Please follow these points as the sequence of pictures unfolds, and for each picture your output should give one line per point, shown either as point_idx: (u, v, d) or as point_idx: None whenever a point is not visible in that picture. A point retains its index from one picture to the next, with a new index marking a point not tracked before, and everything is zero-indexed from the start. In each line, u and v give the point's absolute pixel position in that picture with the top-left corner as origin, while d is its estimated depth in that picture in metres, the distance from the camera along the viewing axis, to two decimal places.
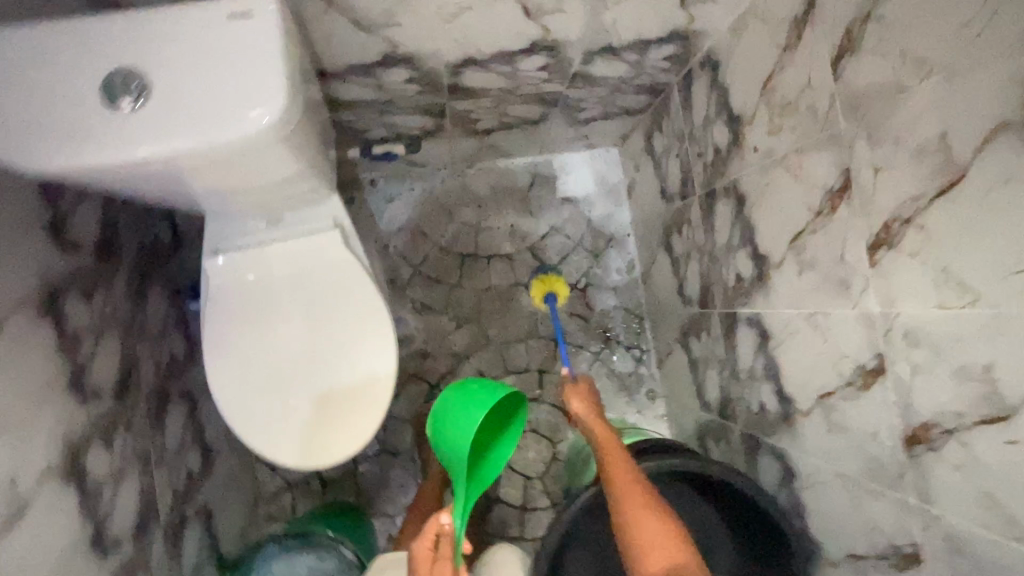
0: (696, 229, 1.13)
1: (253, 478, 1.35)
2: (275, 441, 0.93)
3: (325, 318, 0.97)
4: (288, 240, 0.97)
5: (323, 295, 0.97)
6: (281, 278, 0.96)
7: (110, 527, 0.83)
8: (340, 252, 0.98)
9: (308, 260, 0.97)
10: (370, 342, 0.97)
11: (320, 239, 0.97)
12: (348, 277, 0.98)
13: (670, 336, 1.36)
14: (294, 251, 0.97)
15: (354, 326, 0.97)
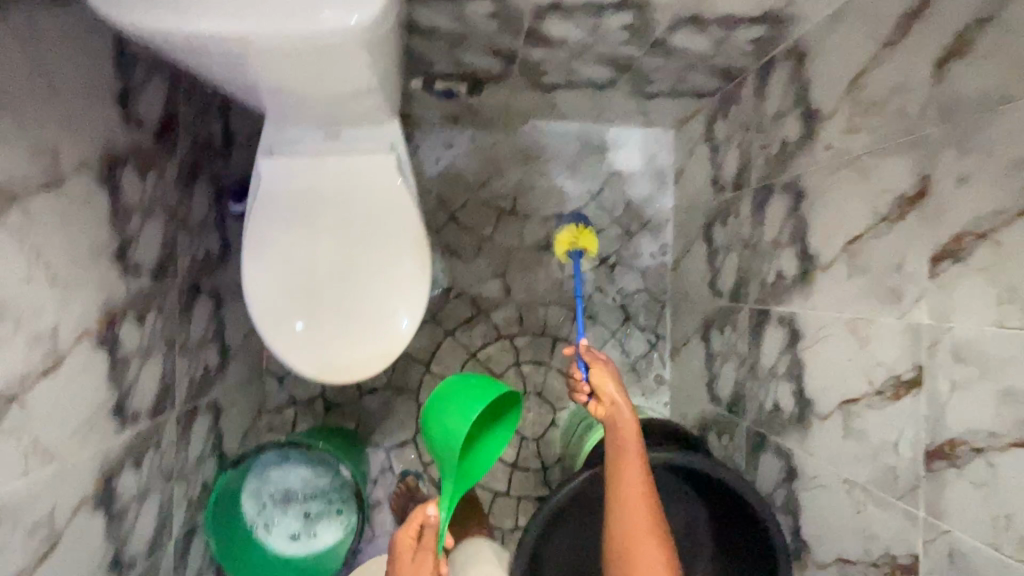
0: (743, 222, 1.12)
1: (261, 388, 1.38)
2: (296, 347, 0.95)
3: (368, 246, 0.98)
4: (350, 161, 0.98)
5: (371, 223, 0.98)
6: (335, 197, 0.98)
7: (132, 400, 0.86)
8: (398, 188, 0.99)
9: (364, 185, 0.98)
10: (406, 279, 0.98)
11: (381, 170, 0.99)
12: (399, 214, 0.99)
13: (691, 326, 1.36)
14: (354, 174, 0.98)
15: (392, 253, 0.98)
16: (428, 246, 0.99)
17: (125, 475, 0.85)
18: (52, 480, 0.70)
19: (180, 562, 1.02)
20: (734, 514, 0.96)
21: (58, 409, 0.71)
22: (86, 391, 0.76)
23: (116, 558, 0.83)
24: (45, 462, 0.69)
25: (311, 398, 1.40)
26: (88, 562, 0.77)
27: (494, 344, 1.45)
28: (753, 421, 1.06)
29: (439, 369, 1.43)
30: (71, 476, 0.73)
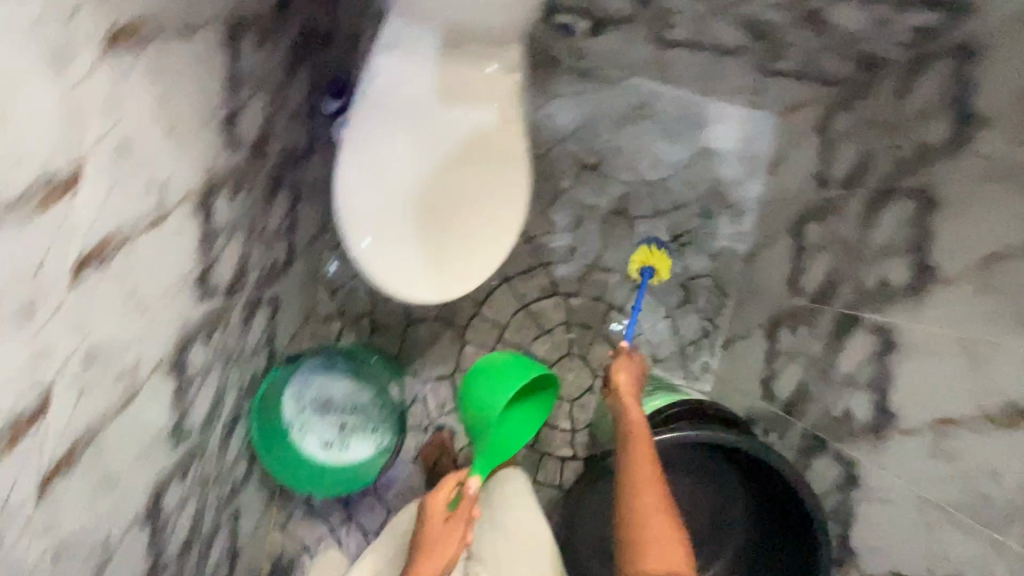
0: (846, 223, 1.06)
1: (312, 295, 1.37)
2: (384, 259, 0.93)
3: (469, 183, 0.96)
4: (481, 92, 0.95)
5: (480, 162, 0.96)
6: (455, 121, 0.95)
7: (214, 275, 0.85)
8: (517, 140, 0.97)
9: (486, 121, 0.96)
10: (495, 229, 0.96)
11: (508, 116, 0.96)
12: (510, 165, 0.97)
13: (755, 321, 1.33)
14: (480, 106, 0.95)
15: (494, 182, 0.96)
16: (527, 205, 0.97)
17: (196, 348, 0.85)
18: (140, 334, 0.70)
19: (224, 444, 1.04)
20: (772, 512, 1.00)
21: (157, 265, 0.70)
22: (181, 254, 0.75)
23: (178, 425, 0.84)
24: (138, 315, 0.68)
25: (359, 315, 1.40)
26: (156, 422, 0.78)
27: (549, 300, 1.43)
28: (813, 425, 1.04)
29: (489, 312, 1.42)
30: (155, 335, 0.73)
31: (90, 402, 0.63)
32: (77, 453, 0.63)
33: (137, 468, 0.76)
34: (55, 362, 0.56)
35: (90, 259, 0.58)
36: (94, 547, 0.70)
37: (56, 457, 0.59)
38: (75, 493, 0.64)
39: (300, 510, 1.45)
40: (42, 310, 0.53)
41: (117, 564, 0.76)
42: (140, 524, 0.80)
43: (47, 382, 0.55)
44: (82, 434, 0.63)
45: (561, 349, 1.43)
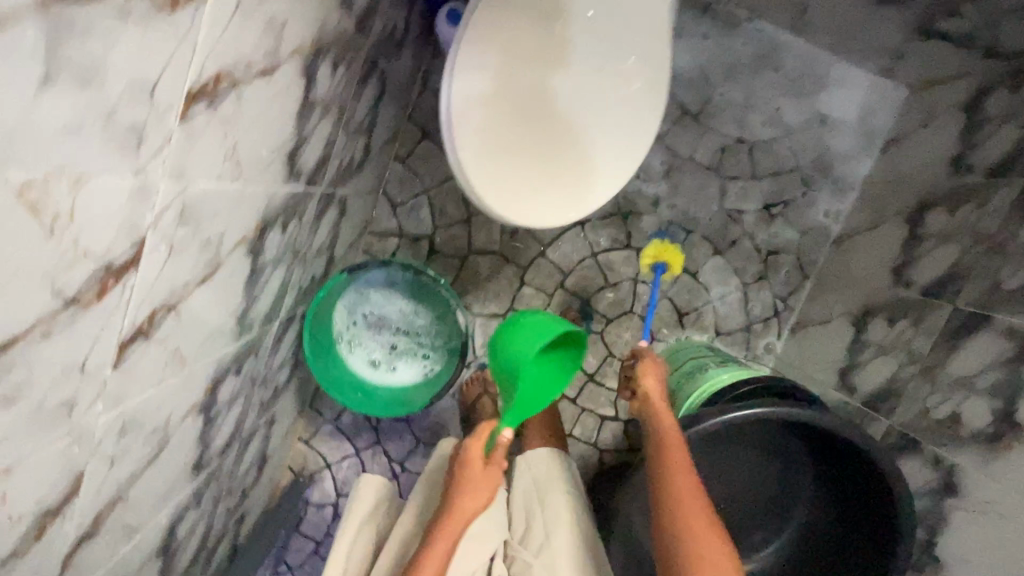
0: (988, 214, 0.95)
1: (373, 206, 1.28)
2: (489, 176, 0.87)
3: (582, 131, 0.90)
4: (641, 44, 0.88)
5: (606, 114, 0.90)
6: (602, 58, 0.88)
7: (303, 155, 0.76)
8: (651, 113, 0.91)
9: (631, 76, 0.89)
10: (590, 185, 0.92)
11: (654, 87, 0.91)
12: (632, 134, 0.91)
13: (840, 308, 1.24)
14: (635, 57, 0.89)
15: (618, 116, 0.91)
16: (630, 181, 0.93)
17: (274, 233, 0.76)
18: (232, 201, 0.60)
19: (276, 345, 0.97)
20: (845, 505, 0.94)
21: (259, 124, 0.60)
22: (281, 118, 0.64)
23: (244, 313, 0.77)
24: (234, 177, 0.58)
25: (418, 237, 1.31)
26: (227, 305, 0.70)
27: (620, 253, 1.34)
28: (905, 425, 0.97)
29: (555, 255, 1.33)
30: (245, 206, 0.64)
31: (177, 265, 0.54)
32: (156, 321, 0.54)
33: (204, 351, 0.68)
34: (153, 208, 0.47)
35: (203, 92, 0.48)
36: (156, 429, 0.63)
37: (138, 320, 0.51)
38: (148, 366, 0.56)
39: (328, 427, 1.42)
40: (150, 136, 0.43)
41: (171, 450, 0.70)
42: (196, 412, 0.73)
43: (143, 228, 0.46)
44: (164, 300, 0.54)
45: (622, 306, 1.36)
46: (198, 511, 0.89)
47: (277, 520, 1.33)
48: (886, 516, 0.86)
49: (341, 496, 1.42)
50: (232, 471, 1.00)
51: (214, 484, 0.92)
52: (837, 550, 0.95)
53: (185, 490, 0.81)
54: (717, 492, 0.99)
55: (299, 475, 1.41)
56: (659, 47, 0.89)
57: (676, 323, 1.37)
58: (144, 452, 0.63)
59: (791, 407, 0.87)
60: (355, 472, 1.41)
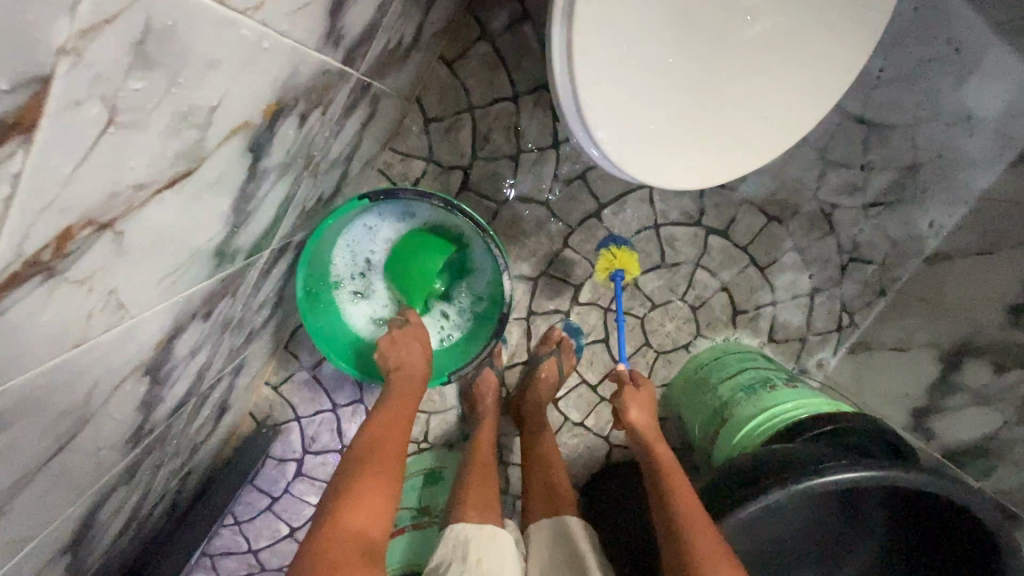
0: None
1: (401, 115, 1.01)
2: (596, 73, 0.61)
3: (726, 90, 0.65)
4: (844, 9, 0.65)
5: (767, 78, 0.66)
6: (795, 8, 0.64)
7: (348, 13, 0.49)
8: (815, 106, 0.68)
9: (817, 45, 0.66)
10: (701, 161, 0.67)
11: (834, 76, 0.67)
12: (778, 123, 0.68)
13: (920, 335, 1.07)
14: (831, 21, 0.65)
15: (785, 79, 0.66)
16: (759, 166, 0.69)
17: (289, 127, 0.50)
18: (238, 55, 0.34)
19: (261, 281, 0.72)
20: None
21: None
22: None
23: (227, 237, 0.51)
24: (247, 9, 0.32)
25: (451, 167, 1.05)
26: (203, 226, 0.44)
27: (687, 230, 1.14)
28: (1009, 489, 0.87)
29: (611, 219, 1.11)
30: (258, 68, 0.37)
31: (121, 153, 0.28)
32: (74, 248, 0.29)
33: (161, 294, 0.43)
34: (73, 16, 0.21)
35: None
36: (69, 408, 0.39)
37: (33, 245, 0.25)
38: (54, 323, 0.31)
39: (302, 374, 1.19)
40: None
41: (95, 431, 0.46)
42: (140, 374, 0.49)
43: (47, 55, 0.20)
44: (94, 211, 0.29)
45: (673, 291, 1.16)
46: (130, 486, 0.66)
47: (228, 473, 1.11)
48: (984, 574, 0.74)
49: (307, 453, 1.21)
50: (181, 431, 0.76)
51: (156, 450, 0.69)
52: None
53: (113, 469, 0.57)
54: (782, 548, 0.80)
55: (262, 425, 1.19)
56: (863, 29, 0.66)
57: (729, 321, 1.18)
58: (46, 444, 0.38)
59: (918, 476, 0.68)
60: (328, 429, 1.20)
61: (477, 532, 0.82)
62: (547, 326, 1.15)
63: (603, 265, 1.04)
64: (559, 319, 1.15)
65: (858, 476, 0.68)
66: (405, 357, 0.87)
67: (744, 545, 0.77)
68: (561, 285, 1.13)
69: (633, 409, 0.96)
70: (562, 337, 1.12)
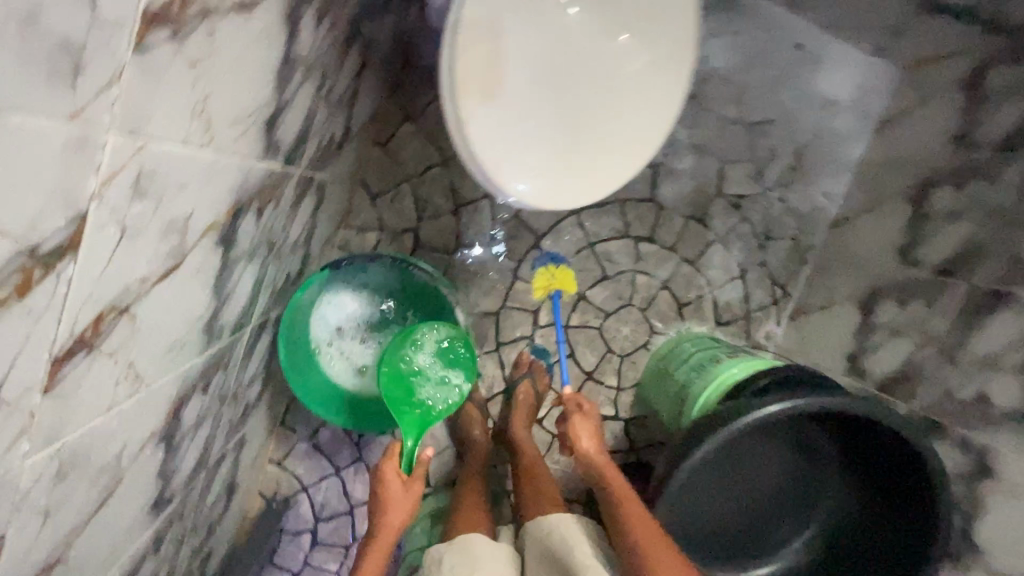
0: (998, 189, 0.94)
1: (349, 196, 1.16)
2: (483, 133, 0.76)
3: (588, 124, 0.81)
4: (662, 42, 0.82)
5: (619, 108, 0.82)
6: (624, 50, 0.81)
7: (281, 126, 0.63)
8: (663, 120, 0.84)
9: (651, 75, 0.82)
10: (588, 179, 0.83)
11: (670, 95, 0.84)
12: (638, 139, 0.84)
13: (842, 293, 1.21)
14: (657, 56, 0.82)
15: (631, 106, 0.82)
16: (634, 175, 0.84)
17: (248, 220, 0.63)
18: (201, 176, 0.47)
19: (247, 356, 0.83)
20: (873, 492, 0.90)
21: (233, 76, 0.47)
22: (256, 73, 0.51)
23: (213, 317, 0.63)
24: (202, 142, 0.46)
25: (402, 230, 1.19)
26: (193, 310, 0.56)
27: (619, 242, 1.28)
28: None
29: (552, 247, 1.25)
30: (216, 181, 0.51)
31: (131, 254, 0.41)
32: (103, 329, 0.40)
33: (166, 367, 0.54)
34: (98, 172, 0.34)
35: (166, 17, 0.36)
36: (106, 467, 0.49)
37: (79, 325, 0.37)
38: (93, 388, 0.42)
39: (302, 445, 1.26)
40: (90, 60, 0.30)
41: (125, 494, 0.56)
42: (158, 441, 0.59)
43: (83, 199, 0.33)
44: (115, 299, 0.41)
45: (621, 297, 1.29)
46: (157, 559, 0.74)
47: (247, 554, 1.16)
48: (911, 481, 0.84)
49: (318, 521, 1.26)
50: (197, 507, 0.84)
51: (176, 524, 0.77)
52: (867, 544, 0.89)
53: (141, 538, 0.66)
54: (744, 490, 0.93)
55: (272, 501, 1.26)
56: (681, 55, 0.83)
57: (676, 314, 1.31)
58: (89, 499, 0.48)
59: (829, 398, 0.80)
60: (334, 493, 1.27)
61: (449, 549, 0.93)
62: (516, 353, 1.26)
63: (543, 283, 1.18)
64: (527, 345, 1.26)
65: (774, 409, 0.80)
66: (389, 490, 0.87)
67: (696, 503, 0.89)
68: (520, 313, 1.25)
69: (585, 440, 1.00)
70: (530, 360, 1.24)
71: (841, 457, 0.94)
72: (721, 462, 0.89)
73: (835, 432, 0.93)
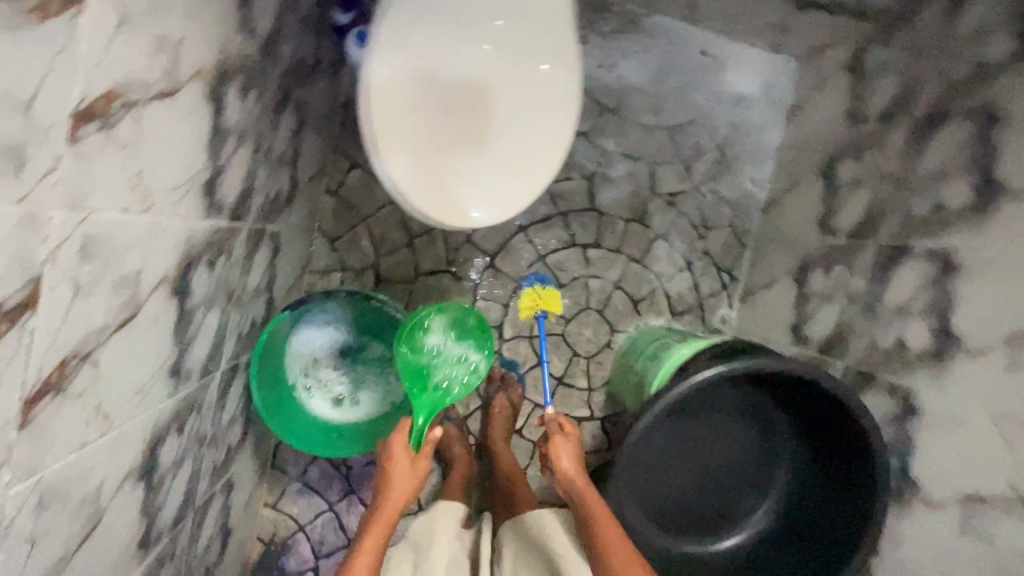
0: (890, 154, 1.03)
1: (309, 243, 1.25)
2: (401, 165, 0.83)
3: (495, 147, 0.88)
4: (550, 66, 0.90)
5: (521, 129, 0.89)
6: (517, 78, 0.88)
7: (221, 187, 0.72)
8: (564, 133, 0.91)
9: (546, 96, 0.90)
10: (489, 192, 0.87)
11: (567, 111, 0.91)
12: (544, 154, 0.90)
13: (780, 270, 1.29)
14: (548, 78, 0.90)
15: (533, 125, 0.89)
16: (548, 186, 0.89)
17: (200, 273, 0.71)
18: (144, 237, 0.56)
19: (221, 398, 0.90)
20: (824, 455, 0.97)
21: (165, 151, 0.56)
22: (187, 146, 0.60)
23: (177, 362, 0.70)
24: (142, 209, 0.54)
25: (362, 268, 1.28)
26: (155, 356, 0.64)
27: (568, 252, 1.36)
28: None
29: (506, 265, 1.34)
30: (160, 241, 0.59)
31: (87, 308, 0.49)
32: (67, 374, 0.48)
33: (135, 408, 0.62)
34: (46, 242, 0.42)
35: (93, 112, 0.44)
36: (85, 501, 0.56)
37: (45, 371, 0.45)
38: (65, 427, 0.50)
39: (293, 485, 1.31)
40: (31, 157, 0.39)
41: (109, 529, 0.62)
42: (136, 480, 0.65)
43: (35, 266, 0.41)
44: (76, 347, 0.48)
45: (578, 302, 1.37)
46: None
47: None
48: (849, 437, 0.91)
49: (318, 559, 1.30)
50: (188, 548, 0.90)
51: (168, 565, 0.82)
52: (826, 500, 0.95)
53: (133, 574, 0.71)
54: (701, 461, 1.00)
55: (270, 544, 1.30)
56: (571, 74, 0.91)
57: (632, 311, 1.38)
58: (72, 531, 0.54)
59: (749, 360, 0.88)
60: (330, 529, 1.31)
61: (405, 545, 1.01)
62: (487, 369, 1.34)
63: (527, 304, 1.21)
64: (497, 360, 1.34)
65: (701, 377, 0.89)
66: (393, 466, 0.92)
67: (652, 473, 0.98)
68: None
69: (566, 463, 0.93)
70: (502, 373, 1.31)
71: (793, 424, 1.01)
72: (673, 430, 0.98)
73: (784, 400, 1.00)
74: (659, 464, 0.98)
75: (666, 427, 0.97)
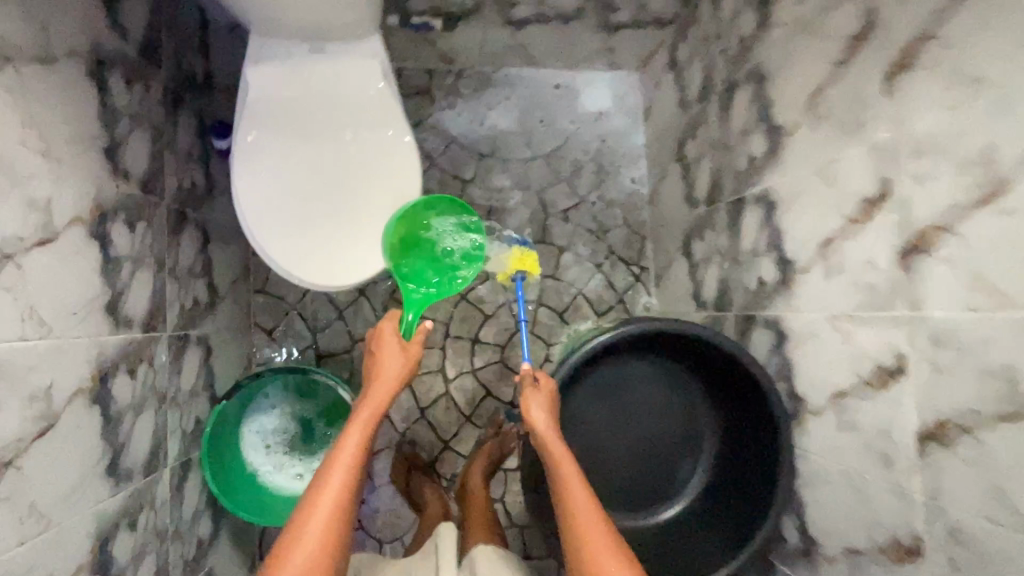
0: (712, 126, 1.17)
1: (248, 341, 1.37)
2: (282, 249, 1.00)
3: (356, 211, 1.04)
4: (384, 134, 1.06)
5: (374, 191, 1.05)
6: (360, 152, 1.05)
7: (125, 306, 0.85)
8: (412, 183, 1.06)
9: (387, 158, 1.06)
10: (356, 242, 1.03)
11: (409, 164, 1.06)
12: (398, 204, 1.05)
13: (674, 248, 1.41)
14: (385, 144, 1.06)
15: (383, 184, 1.05)
16: None
17: (119, 381, 0.82)
18: (44, 358, 0.67)
19: (176, 493, 0.98)
20: (733, 405, 1.03)
21: (51, 286, 0.69)
22: (75, 277, 0.73)
23: (113, 463, 0.80)
24: (38, 336, 0.66)
25: (303, 349, 1.39)
26: (83, 459, 0.74)
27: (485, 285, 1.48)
28: None
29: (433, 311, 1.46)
30: (65, 358, 0.71)
31: None
32: None
33: (72, 507, 0.71)
34: None
35: None
36: None
37: None
38: None
39: None
40: None
41: None
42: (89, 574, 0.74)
43: None
44: None
45: (507, 328, 1.47)
46: None
47: None
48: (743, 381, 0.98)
49: None
50: None
51: None
52: (747, 454, 1.00)
53: None
54: (631, 438, 1.05)
55: None
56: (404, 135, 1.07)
57: (560, 322, 1.49)
58: None
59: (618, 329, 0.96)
60: None
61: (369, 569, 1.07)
62: (443, 412, 1.44)
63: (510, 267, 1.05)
64: (450, 401, 1.44)
65: (579, 356, 0.95)
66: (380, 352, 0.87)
67: (586, 458, 1.04)
68: (430, 375, 1.45)
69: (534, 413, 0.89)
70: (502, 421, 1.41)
71: (703, 385, 1.08)
72: (596, 415, 1.04)
73: (689, 365, 1.07)
74: (591, 450, 1.04)
75: (591, 414, 1.04)
